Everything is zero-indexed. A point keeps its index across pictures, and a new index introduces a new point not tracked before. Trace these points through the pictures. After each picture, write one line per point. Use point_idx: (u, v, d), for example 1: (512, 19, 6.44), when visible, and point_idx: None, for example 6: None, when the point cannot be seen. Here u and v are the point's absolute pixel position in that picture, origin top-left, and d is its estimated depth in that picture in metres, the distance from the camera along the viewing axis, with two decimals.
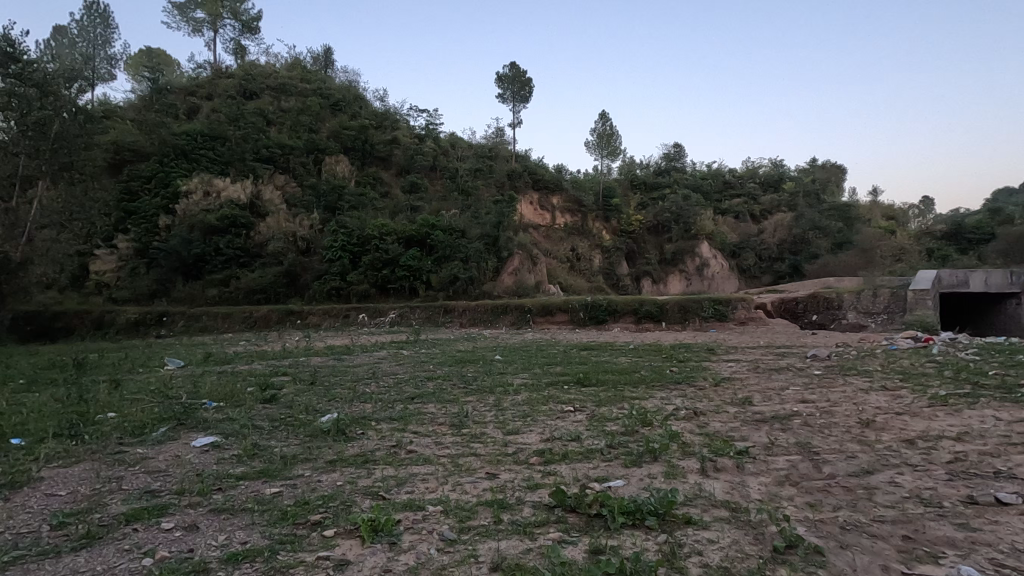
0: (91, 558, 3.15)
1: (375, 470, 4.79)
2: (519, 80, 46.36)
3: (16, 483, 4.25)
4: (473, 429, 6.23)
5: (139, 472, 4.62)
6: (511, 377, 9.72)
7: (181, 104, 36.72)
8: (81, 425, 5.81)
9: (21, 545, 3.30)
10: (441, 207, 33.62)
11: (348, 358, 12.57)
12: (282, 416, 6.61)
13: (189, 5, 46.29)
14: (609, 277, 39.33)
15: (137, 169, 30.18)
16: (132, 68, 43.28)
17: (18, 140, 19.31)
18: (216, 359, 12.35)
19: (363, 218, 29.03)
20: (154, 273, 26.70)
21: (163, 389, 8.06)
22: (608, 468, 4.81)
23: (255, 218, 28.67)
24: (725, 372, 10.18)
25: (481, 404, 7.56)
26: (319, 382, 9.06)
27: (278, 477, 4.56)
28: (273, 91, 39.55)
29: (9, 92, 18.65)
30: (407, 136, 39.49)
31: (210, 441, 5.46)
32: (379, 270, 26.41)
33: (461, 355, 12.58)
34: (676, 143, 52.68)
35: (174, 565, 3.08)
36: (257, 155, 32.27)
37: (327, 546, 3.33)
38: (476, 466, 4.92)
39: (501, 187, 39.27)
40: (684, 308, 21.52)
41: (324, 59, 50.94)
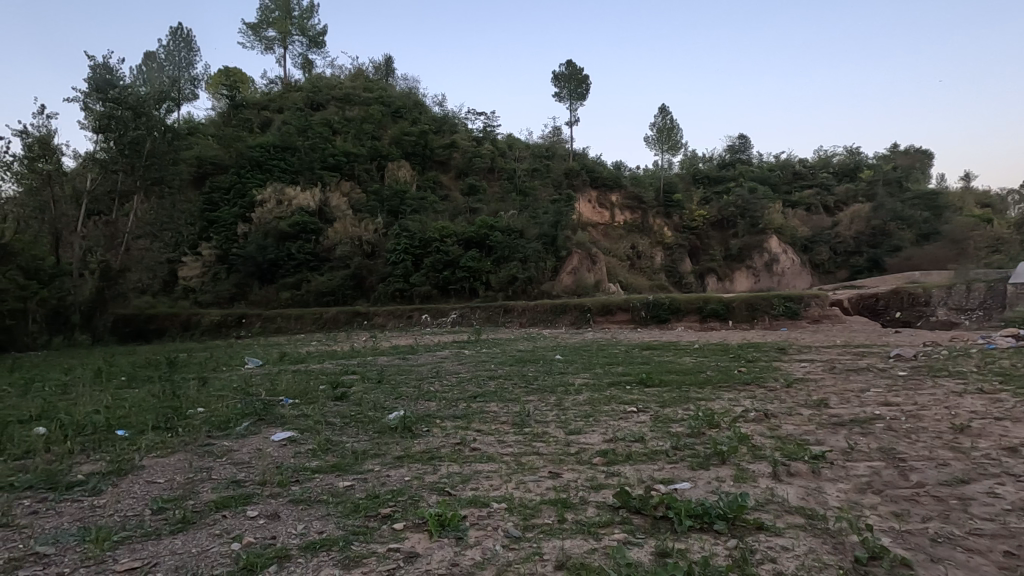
0: (186, 541, 3.42)
1: (440, 466, 4.91)
2: (575, 78, 46.10)
3: (122, 471, 4.69)
4: (535, 428, 6.26)
5: (226, 463, 4.97)
6: (572, 376, 9.69)
7: (255, 118, 39.04)
8: (175, 419, 6.33)
9: (128, 526, 3.65)
10: (499, 208, 33.91)
11: (413, 357, 12.98)
12: (352, 413, 6.91)
13: (262, 24, 49.03)
14: (672, 274, 38.28)
15: (217, 181, 32.36)
16: (212, 87, 46.36)
17: (116, 159, 21.13)
18: (290, 358, 13.07)
19: (424, 221, 29.81)
20: (234, 277, 28.54)
21: (244, 387, 8.61)
22: (674, 471, 4.71)
23: (323, 223, 30.06)
24: (798, 373, 9.71)
25: (543, 404, 7.58)
26: (385, 381, 9.38)
27: (350, 471, 4.78)
28: (338, 102, 41.38)
29: (109, 116, 20.46)
30: (465, 139, 40.17)
31: (287, 436, 5.79)
32: (441, 272, 26.97)
33: (522, 355, 12.65)
34: (741, 134, 50.72)
35: (259, 550, 3.29)
36: (324, 164, 33.78)
37: (397, 539, 3.45)
38: (540, 464, 4.94)
39: (559, 187, 39.21)
40: (751, 305, 20.73)
41: (385, 68, 52.75)
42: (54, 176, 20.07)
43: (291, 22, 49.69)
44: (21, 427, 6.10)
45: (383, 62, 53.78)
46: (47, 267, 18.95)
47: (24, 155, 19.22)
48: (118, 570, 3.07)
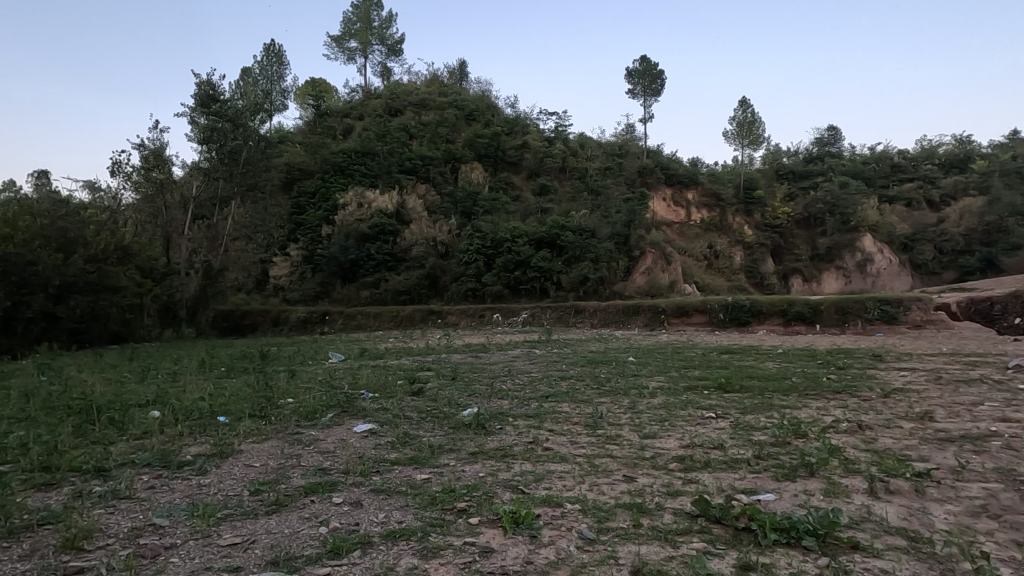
0: (279, 522, 3.67)
1: (514, 464, 4.96)
2: (650, 73, 44.94)
3: (224, 454, 5.10)
4: (608, 430, 6.18)
5: (313, 452, 5.28)
6: (646, 379, 9.48)
7: (338, 125, 41.16)
8: (268, 408, 6.81)
9: (230, 504, 3.99)
10: (571, 208, 33.71)
11: (485, 355, 13.21)
12: (429, 408, 7.12)
13: (344, 36, 51.64)
14: (753, 275, 36.38)
15: (304, 186, 34.39)
16: (299, 98, 49.37)
17: (217, 167, 22.94)
18: (370, 354, 13.68)
19: (496, 221, 30.20)
20: (318, 276, 30.24)
21: (328, 380, 9.11)
22: (757, 481, 4.48)
23: (400, 224, 31.20)
24: (897, 382, 8.94)
25: (616, 406, 7.46)
26: (458, 378, 9.61)
27: (427, 464, 4.93)
28: (415, 107, 42.81)
29: (211, 128, 22.33)
30: (537, 140, 40.35)
31: (368, 428, 6.08)
32: (512, 271, 27.23)
33: (594, 356, 12.55)
34: (831, 125, 47.45)
35: (344, 535, 3.48)
36: (401, 167, 35.03)
37: (473, 532, 3.53)
38: (613, 467, 4.87)
39: (632, 185, 38.46)
40: (842, 308, 19.36)
41: (459, 72, 54.00)
42: (166, 184, 22.12)
43: (371, 33, 51.98)
44: (140, 409, 6.79)
45: (456, 67, 55.06)
46: (159, 267, 20.94)
47: (141, 166, 21.47)
48: (223, 544, 3.35)
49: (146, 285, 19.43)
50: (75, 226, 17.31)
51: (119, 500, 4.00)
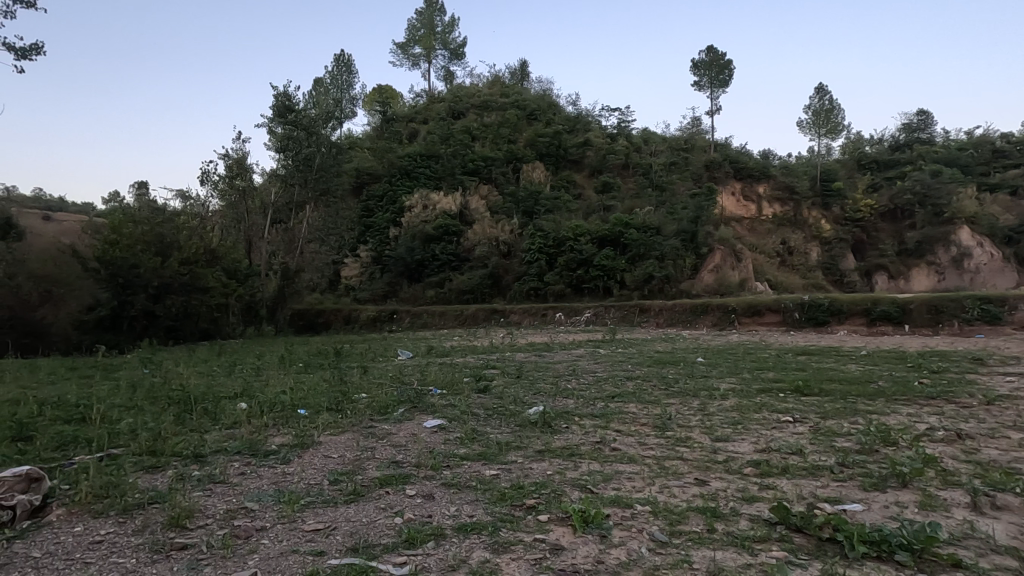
0: (358, 511, 3.85)
1: (581, 464, 4.95)
2: (717, 63, 43.27)
3: (305, 444, 5.40)
4: (678, 432, 6.04)
5: (387, 445, 5.49)
6: (717, 381, 9.15)
7: (404, 130, 42.49)
8: (343, 402, 7.13)
9: (312, 492, 4.22)
10: (634, 205, 33.07)
11: (549, 354, 13.27)
12: (495, 406, 7.22)
13: (409, 43, 53.12)
14: (831, 272, 34.16)
15: (372, 191, 35.68)
16: (367, 104, 51.31)
17: (293, 174, 24.25)
18: (437, 352, 14.01)
19: (559, 220, 30.15)
20: (386, 277, 31.29)
21: (398, 376, 9.44)
22: (840, 489, 4.24)
23: (464, 225, 31.78)
24: (1003, 389, 8.15)
25: (685, 408, 7.25)
26: (524, 376, 9.66)
27: (495, 460, 5.01)
28: (477, 108, 43.51)
29: (289, 136, 23.64)
30: (599, 137, 40.00)
31: (437, 424, 6.24)
32: (575, 270, 27.09)
33: (661, 356, 12.27)
34: (921, 108, 43.90)
35: (418, 526, 3.60)
36: (465, 169, 35.63)
37: (542, 530, 3.56)
38: (684, 470, 4.74)
39: (698, 180, 37.32)
40: (935, 308, 17.89)
41: (520, 72, 54.37)
42: (248, 191, 23.61)
43: (435, 38, 53.23)
44: (229, 401, 7.30)
45: (518, 67, 55.49)
46: (242, 268, 22.38)
47: (226, 175, 23.03)
48: (308, 529, 3.56)
49: (231, 286, 20.83)
50: (170, 231, 18.83)
51: (215, 484, 4.33)
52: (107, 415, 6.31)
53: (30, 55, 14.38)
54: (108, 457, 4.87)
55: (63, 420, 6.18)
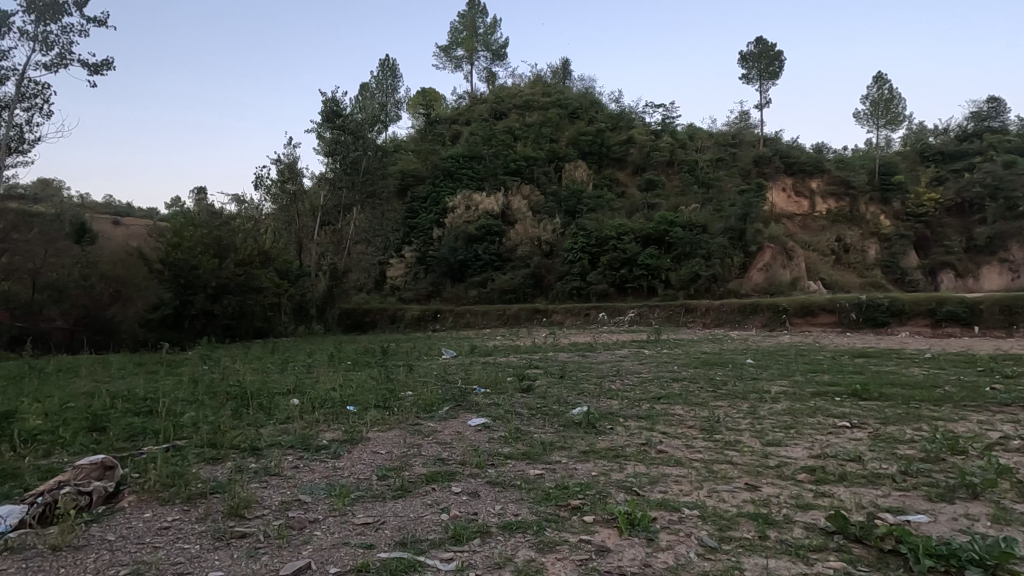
0: (405, 506, 3.93)
1: (626, 465, 4.89)
2: (767, 55, 41.86)
3: (355, 440, 5.56)
4: (727, 435, 5.88)
5: (432, 442, 5.59)
6: (767, 383, 8.84)
7: (447, 132, 43.03)
8: (390, 400, 7.29)
9: (362, 486, 4.34)
10: (680, 203, 32.37)
11: (592, 354, 13.16)
12: (538, 405, 7.23)
13: (452, 46, 53.79)
14: (891, 270, 32.37)
15: (416, 192, 36.32)
16: (411, 108, 52.27)
17: (341, 177, 24.98)
18: (480, 351, 14.13)
19: (601, 219, 29.87)
20: (430, 277, 31.76)
21: (443, 375, 9.58)
22: (903, 499, 4.02)
23: (506, 225, 31.93)
24: None
25: (734, 411, 7.05)
26: (567, 376, 9.61)
27: (539, 460, 5.02)
28: (519, 109, 43.64)
29: (337, 141, 24.37)
30: (642, 134, 39.41)
31: (482, 422, 6.30)
32: (618, 270, 26.76)
33: (708, 357, 11.96)
34: (992, 96, 41.15)
35: (464, 523, 3.64)
36: (507, 169, 35.78)
37: (588, 530, 3.53)
38: (734, 475, 4.62)
39: (747, 176, 36.20)
40: (1008, 308, 16.74)
41: (562, 71, 54.21)
42: (299, 195, 24.48)
43: (477, 40, 53.71)
44: (283, 396, 7.59)
45: (560, 67, 55.37)
46: (293, 269, 23.18)
47: (278, 179, 23.95)
48: (359, 522, 3.66)
49: (283, 286, 21.63)
50: (227, 234, 19.73)
51: (270, 476, 4.52)
52: (171, 409, 6.68)
53: (103, 71, 15.50)
54: (174, 448, 5.15)
55: (133, 413, 6.58)
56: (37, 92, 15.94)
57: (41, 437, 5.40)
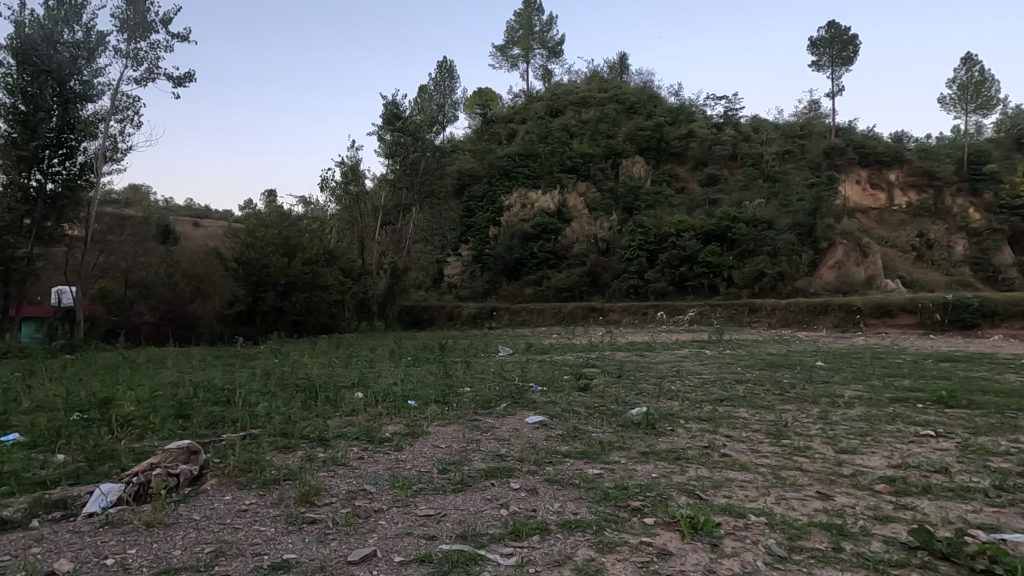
0: (465, 500, 4.01)
1: (688, 468, 4.76)
2: (839, 40, 39.33)
3: (416, 433, 5.71)
4: (795, 441, 5.61)
5: (491, 438, 5.66)
6: (841, 387, 8.36)
7: (503, 131, 43.28)
8: (448, 396, 7.43)
9: (423, 479, 4.46)
10: (743, 197, 31.15)
11: (651, 353, 12.91)
12: (596, 405, 7.16)
13: (508, 45, 54.04)
14: (981, 268, 29.77)
15: (473, 191, 36.74)
16: (467, 108, 52.94)
17: (400, 178, 25.70)
18: (536, 349, 14.15)
19: (660, 216, 29.22)
20: (486, 275, 32.06)
21: (500, 372, 9.64)
22: (998, 517, 3.71)
23: (562, 223, 31.79)
24: None
25: (803, 415, 6.72)
26: (625, 376, 9.46)
27: (598, 459, 4.97)
28: (575, 105, 43.36)
29: (397, 143, 25.08)
30: (703, 128, 38.23)
31: (539, 420, 6.31)
32: (677, 268, 26.07)
33: (774, 358, 11.46)
34: None
35: (523, 519, 3.67)
36: (563, 167, 35.60)
37: (648, 533, 3.48)
38: (804, 482, 4.40)
39: (816, 169, 34.39)
40: None
41: (619, 66, 53.43)
42: (361, 196, 25.39)
43: (533, 38, 53.70)
44: (348, 390, 7.90)
45: (617, 61, 54.59)
46: (356, 267, 24.02)
47: (342, 181, 24.90)
48: (421, 513, 3.76)
49: (347, 283, 22.50)
50: (295, 234, 20.70)
51: (337, 466, 4.72)
52: (247, 399, 7.09)
53: (185, 82, 16.68)
54: (250, 436, 5.48)
55: (213, 402, 7.03)
56: (129, 105, 17.29)
57: (134, 422, 5.87)
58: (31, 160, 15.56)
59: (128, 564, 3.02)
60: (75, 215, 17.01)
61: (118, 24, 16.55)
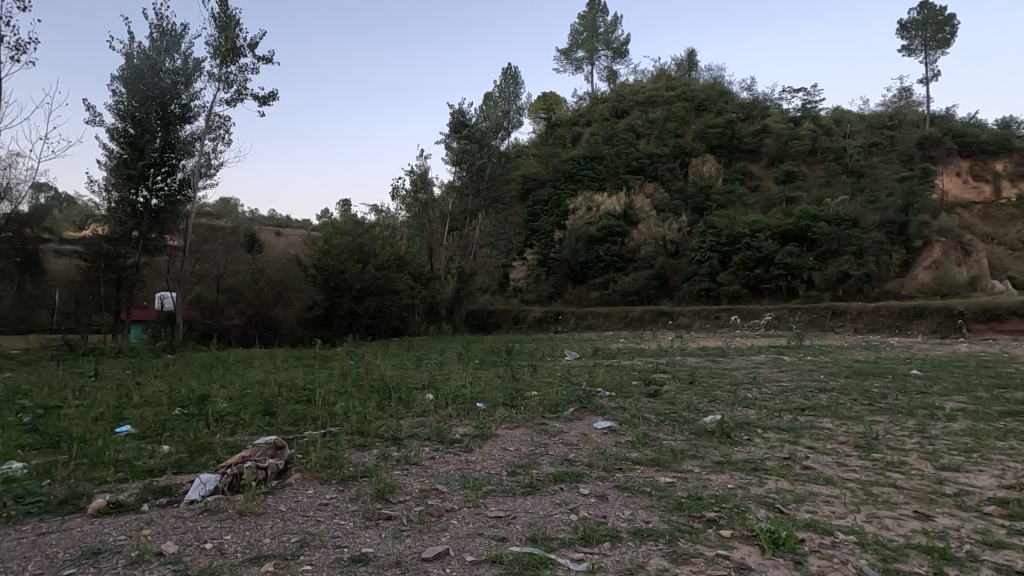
0: (535, 503, 4.02)
1: (768, 480, 4.54)
2: (934, 21, 36.35)
3: (485, 435, 5.80)
4: (888, 455, 5.21)
5: (559, 442, 5.65)
6: (941, 399, 7.68)
7: (568, 134, 43.16)
8: (516, 399, 7.49)
9: (493, 481, 4.53)
10: (824, 194, 29.35)
11: (724, 359, 12.43)
12: (667, 411, 6.98)
13: (573, 48, 53.92)
14: None
15: (538, 195, 36.82)
16: (532, 112, 53.19)
17: (467, 184, 26.25)
18: (603, 353, 14.01)
19: (733, 216, 28.09)
20: (552, 279, 32.02)
21: (568, 377, 9.61)
22: None
23: (629, 225, 31.26)
24: None
25: (897, 428, 6.22)
26: (698, 382, 9.16)
27: (669, 467, 4.85)
28: (641, 105, 42.59)
29: (463, 150, 25.65)
30: (779, 122, 36.45)
31: (608, 426, 6.24)
32: (752, 270, 24.93)
33: (862, 366, 10.71)
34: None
35: (593, 525, 3.63)
36: (629, 168, 35.02)
37: (725, 545, 3.34)
38: (898, 500, 4.07)
39: (908, 161, 31.88)
40: None
41: (687, 63, 52.00)
42: (429, 203, 26.13)
43: (597, 40, 53.26)
44: (418, 391, 8.14)
45: (685, 58, 53.11)
46: (425, 272, 24.71)
47: (411, 189, 25.76)
48: (491, 515, 3.82)
49: (417, 288, 23.22)
50: (369, 241, 21.62)
51: (410, 464, 4.88)
52: (326, 399, 7.48)
53: (269, 102, 17.90)
54: (330, 433, 5.78)
55: (296, 401, 7.46)
56: (221, 124, 18.74)
57: (228, 418, 6.34)
58: (139, 178, 17.24)
59: (225, 549, 3.27)
60: (175, 227, 18.63)
61: (212, 51, 17.98)
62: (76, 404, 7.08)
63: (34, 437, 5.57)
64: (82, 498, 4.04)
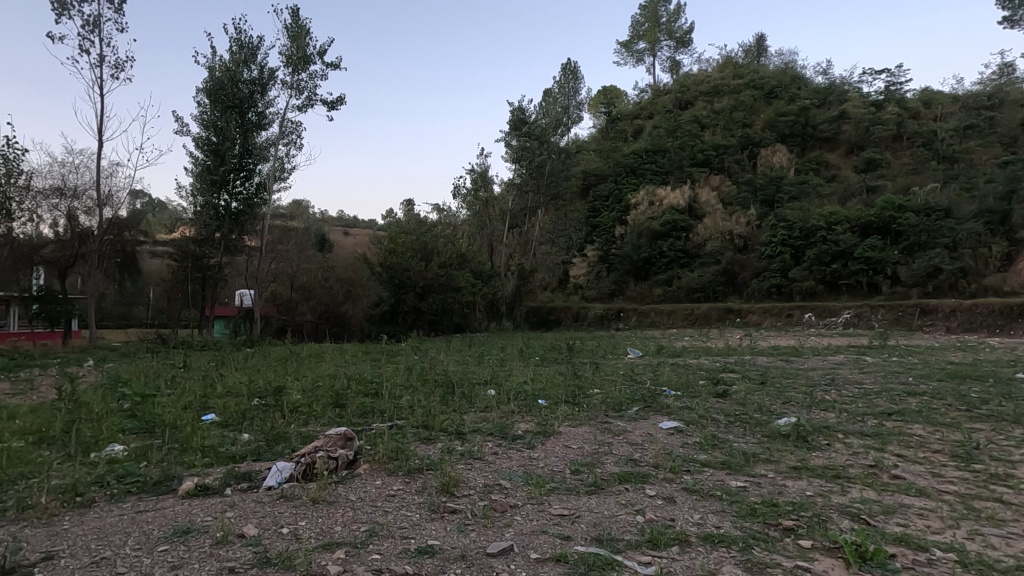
0: (599, 503, 3.95)
1: (851, 489, 4.25)
2: None
3: (547, 432, 5.77)
4: (992, 467, 4.72)
5: (624, 442, 5.52)
6: None
7: (629, 127, 42.20)
8: (577, 397, 7.41)
9: (557, 479, 4.47)
10: (912, 182, 27.21)
11: (798, 359, 11.77)
12: (738, 412, 6.69)
13: (634, 39, 52.79)
14: None
15: (598, 191, 36.31)
16: (592, 108, 52.55)
17: (527, 181, 26.37)
18: (667, 351, 13.59)
19: (807, 208, 26.58)
20: (613, 275, 31.47)
21: (631, 375, 9.40)
22: None
23: (693, 220, 30.26)
24: None
25: (1001, 438, 5.62)
26: (770, 383, 8.72)
27: (741, 471, 4.62)
28: (707, 95, 41.07)
29: (523, 148, 25.71)
30: (859, 107, 34.16)
31: (675, 426, 6.05)
32: (828, 265, 23.51)
33: (958, 368, 9.80)
34: None
35: (661, 528, 3.53)
36: (693, 161, 33.96)
37: (805, 557, 3.14)
38: (1005, 517, 3.68)
39: (1010, 144, 29.00)
40: None
41: (756, 49, 49.69)
42: (490, 201, 26.30)
43: (660, 30, 51.88)
44: (480, 387, 8.21)
45: (754, 45, 50.78)
46: (486, 270, 24.92)
47: (472, 187, 26.04)
48: (555, 513, 3.79)
49: (478, 285, 23.47)
50: (431, 240, 22.12)
51: (474, 459, 4.92)
52: (392, 392, 7.67)
53: (336, 105, 18.65)
54: (395, 427, 5.91)
55: (363, 394, 7.71)
56: (293, 130, 19.67)
57: (301, 409, 6.63)
58: (221, 183, 18.31)
59: (300, 534, 3.42)
60: (252, 228, 19.72)
61: (284, 60, 18.87)
62: (167, 393, 7.64)
63: (133, 423, 6.06)
64: (173, 480, 4.35)
